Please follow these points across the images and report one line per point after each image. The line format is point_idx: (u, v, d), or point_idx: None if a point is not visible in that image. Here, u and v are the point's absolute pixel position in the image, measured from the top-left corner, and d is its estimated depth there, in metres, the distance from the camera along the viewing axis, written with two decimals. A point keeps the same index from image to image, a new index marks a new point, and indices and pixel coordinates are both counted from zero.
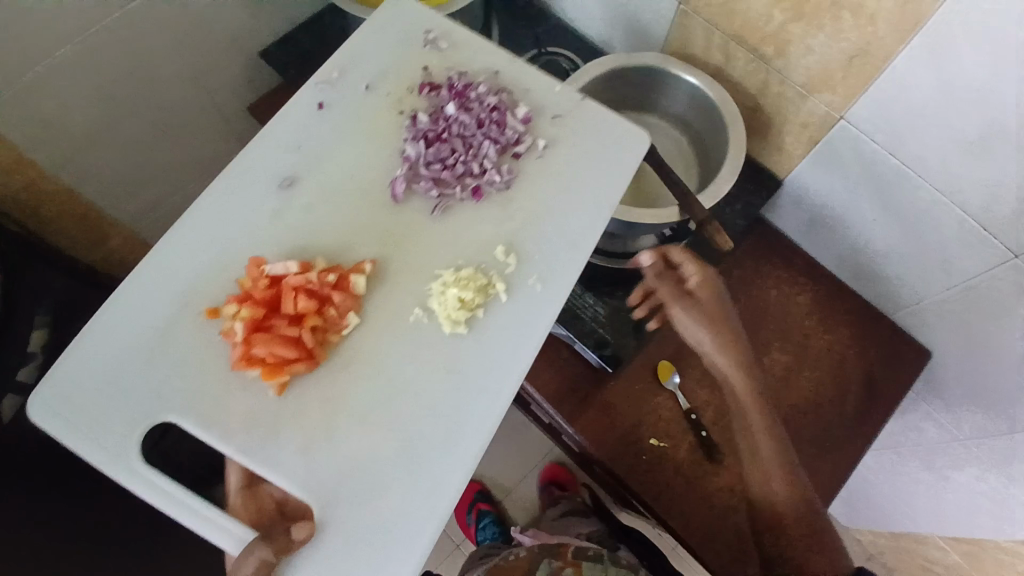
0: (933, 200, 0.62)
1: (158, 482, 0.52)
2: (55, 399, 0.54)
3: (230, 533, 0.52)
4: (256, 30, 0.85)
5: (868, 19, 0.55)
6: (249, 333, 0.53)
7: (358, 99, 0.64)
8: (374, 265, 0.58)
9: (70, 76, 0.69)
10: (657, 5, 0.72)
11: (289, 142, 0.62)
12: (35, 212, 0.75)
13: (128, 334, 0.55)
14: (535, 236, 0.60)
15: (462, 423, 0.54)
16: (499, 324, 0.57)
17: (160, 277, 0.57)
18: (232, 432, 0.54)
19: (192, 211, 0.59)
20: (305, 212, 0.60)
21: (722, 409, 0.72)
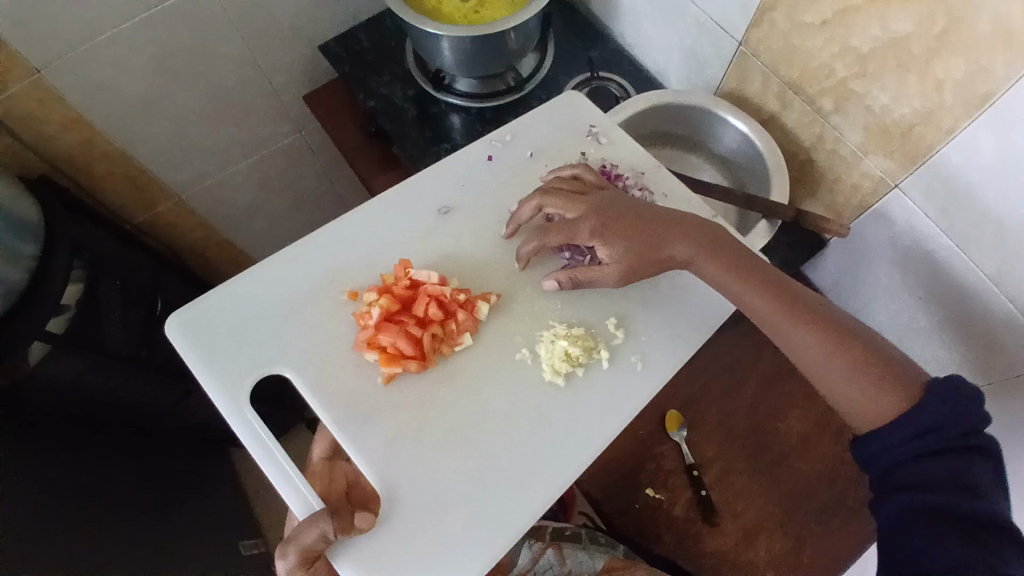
0: (983, 286, 0.57)
1: (254, 427, 0.55)
2: (201, 318, 0.59)
3: (298, 497, 0.52)
4: (321, 23, 0.87)
5: (934, 86, 0.52)
6: (381, 321, 0.56)
7: (521, 165, 0.66)
8: (499, 298, 0.60)
9: (133, 47, 0.73)
10: (716, 43, 0.70)
11: (455, 180, 0.66)
12: (88, 170, 0.81)
13: (274, 297, 0.60)
14: (650, 310, 0.60)
15: (533, 478, 0.54)
16: (596, 390, 0.57)
17: (315, 261, 0.61)
18: (334, 405, 0.56)
19: (360, 222, 0.63)
20: (446, 242, 0.63)
21: (728, 469, 0.67)
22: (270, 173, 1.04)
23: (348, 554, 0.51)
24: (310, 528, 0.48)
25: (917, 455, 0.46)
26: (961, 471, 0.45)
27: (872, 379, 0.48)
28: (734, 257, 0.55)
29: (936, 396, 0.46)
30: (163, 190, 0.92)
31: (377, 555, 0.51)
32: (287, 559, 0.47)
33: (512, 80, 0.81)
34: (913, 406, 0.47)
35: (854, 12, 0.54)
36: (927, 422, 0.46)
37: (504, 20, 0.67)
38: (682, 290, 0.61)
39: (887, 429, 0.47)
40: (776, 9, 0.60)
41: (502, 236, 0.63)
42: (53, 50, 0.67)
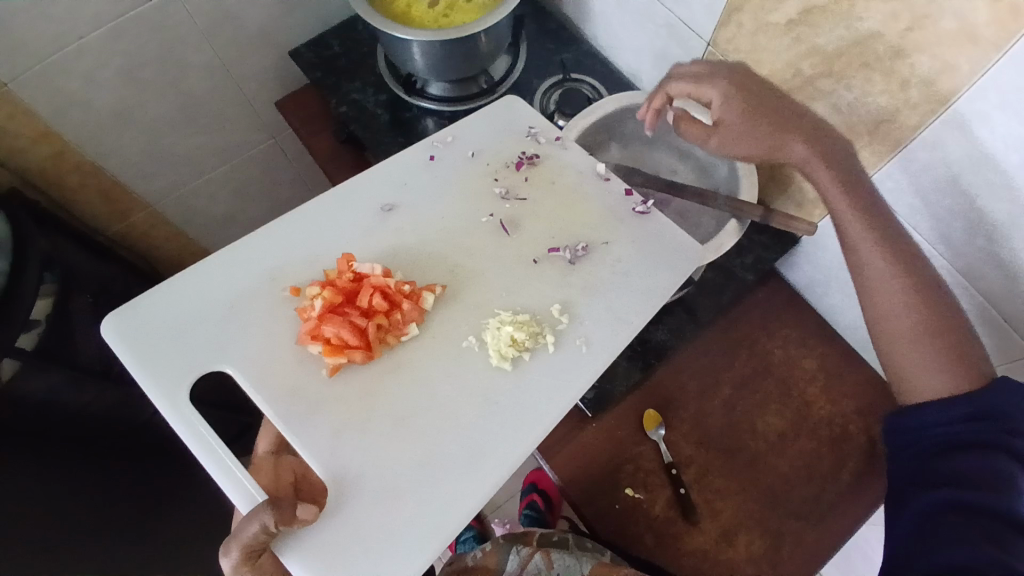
0: (954, 281, 0.58)
1: (195, 423, 0.54)
2: (134, 319, 0.58)
3: (241, 489, 0.51)
4: (292, 28, 0.86)
5: (899, 84, 0.52)
6: (324, 312, 0.56)
7: (464, 165, 0.67)
8: (444, 290, 0.60)
9: (103, 55, 0.72)
10: (686, 43, 0.70)
11: (398, 180, 0.66)
12: (58, 182, 0.80)
13: (211, 294, 0.60)
14: (594, 294, 0.60)
15: (480, 462, 0.53)
16: (541, 373, 0.57)
17: (251, 257, 0.61)
18: (277, 397, 0.56)
19: (298, 218, 0.63)
20: (392, 238, 0.63)
21: (705, 468, 0.68)
22: (244, 180, 1.04)
23: (291, 545, 0.50)
24: (252, 521, 0.46)
25: (961, 444, 0.46)
26: (1002, 468, 0.44)
27: (939, 353, 0.48)
28: (853, 177, 0.52)
29: (1003, 390, 0.46)
30: (135, 201, 0.91)
31: (328, 545, 0.51)
32: (231, 557, 0.47)
33: (484, 83, 0.80)
34: (976, 391, 0.47)
35: (819, 11, 0.54)
36: (986, 412, 0.46)
37: (474, 23, 0.67)
38: (625, 275, 0.61)
39: (941, 406, 0.47)
40: (742, 10, 0.60)
41: (445, 231, 0.63)
42: (22, 62, 0.66)
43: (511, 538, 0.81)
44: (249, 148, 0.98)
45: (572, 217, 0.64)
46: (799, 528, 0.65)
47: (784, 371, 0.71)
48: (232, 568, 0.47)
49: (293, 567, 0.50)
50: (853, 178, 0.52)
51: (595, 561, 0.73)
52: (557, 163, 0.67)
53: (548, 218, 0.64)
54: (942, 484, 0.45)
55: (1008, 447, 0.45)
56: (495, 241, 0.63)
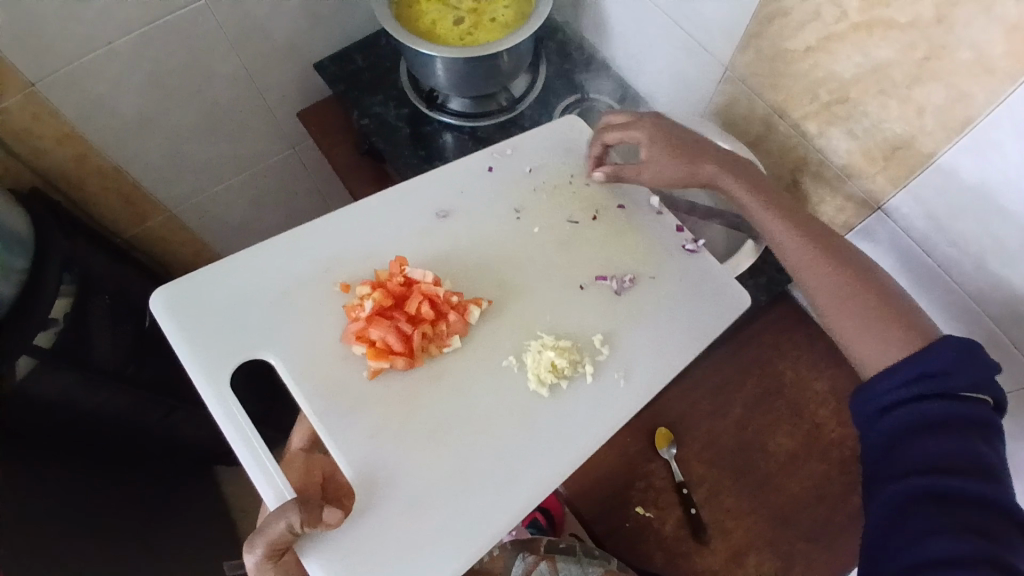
0: (965, 306, 0.58)
1: (234, 411, 0.56)
2: (197, 292, 0.60)
3: (273, 485, 0.52)
4: (316, 42, 0.88)
5: (916, 112, 0.53)
6: (373, 315, 0.58)
7: (516, 179, 0.68)
8: (490, 304, 0.61)
9: (129, 62, 0.73)
10: (704, 67, 0.72)
11: (453, 186, 0.67)
12: (79, 184, 0.81)
13: (269, 283, 0.61)
14: (635, 326, 0.61)
15: (511, 487, 0.54)
16: (577, 402, 0.58)
17: (314, 253, 0.63)
18: (319, 396, 0.57)
19: (358, 216, 0.65)
20: (441, 244, 0.64)
21: (716, 488, 0.68)
22: (262, 189, 1.05)
23: (315, 547, 0.51)
24: (280, 519, 0.48)
25: (921, 419, 0.45)
26: (967, 445, 0.43)
27: (872, 321, 0.51)
28: (763, 186, 0.58)
29: (946, 348, 0.46)
30: (155, 205, 0.92)
31: (352, 550, 0.51)
32: (255, 553, 0.49)
33: (504, 100, 0.82)
34: (916, 356, 0.47)
35: (837, 39, 0.55)
36: (933, 376, 0.46)
37: (497, 43, 0.69)
38: (665, 309, 0.62)
39: (890, 375, 0.47)
40: (761, 36, 0.62)
41: (491, 245, 0.65)
42: (50, 66, 0.68)
43: (517, 541, 0.72)
44: (267, 158, 1.00)
45: (619, 245, 0.65)
46: (806, 551, 0.65)
47: (796, 392, 0.72)
48: (257, 564, 0.49)
49: (315, 571, 0.51)
50: (755, 180, 0.59)
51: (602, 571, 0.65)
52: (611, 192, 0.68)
53: (594, 243, 0.65)
54: (908, 468, 0.44)
55: (967, 416, 0.44)
56: (541, 257, 0.64)
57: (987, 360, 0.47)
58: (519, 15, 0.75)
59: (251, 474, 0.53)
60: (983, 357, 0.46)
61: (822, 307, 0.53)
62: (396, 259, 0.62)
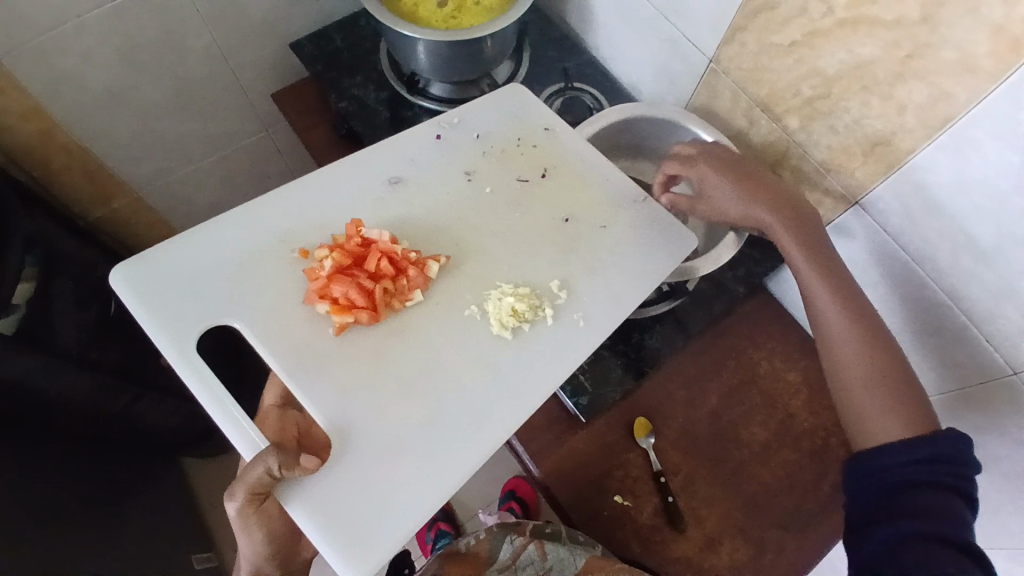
0: (936, 299, 0.60)
1: (202, 374, 0.54)
2: (138, 269, 0.58)
3: (245, 436, 0.51)
4: (292, 20, 0.85)
5: (897, 109, 0.54)
6: (334, 273, 0.57)
7: (467, 146, 0.67)
8: (449, 260, 0.61)
9: (98, 37, 0.70)
10: (687, 58, 0.71)
11: (406, 155, 0.66)
12: (42, 164, 0.78)
13: (216, 252, 0.59)
14: (592, 274, 0.62)
15: (472, 420, 0.55)
16: (539, 344, 0.58)
17: (259, 219, 0.61)
18: (282, 350, 0.56)
19: (303, 182, 0.63)
20: (399, 208, 0.63)
21: (692, 476, 0.69)
22: (232, 172, 1.02)
23: (295, 494, 0.51)
24: (256, 464, 0.47)
25: (917, 481, 0.48)
26: (956, 506, 0.46)
27: (888, 399, 0.52)
28: (818, 249, 0.58)
29: (955, 442, 0.49)
30: (120, 187, 0.89)
31: (329, 496, 0.51)
32: (236, 499, 0.49)
33: (486, 86, 0.81)
34: (929, 439, 0.49)
35: (822, 35, 0.56)
36: (943, 457, 0.48)
37: (481, 27, 0.68)
38: (619, 256, 0.62)
39: (903, 449, 0.49)
40: (747, 29, 0.62)
41: (447, 206, 0.64)
42: (15, 38, 0.64)
43: (504, 525, 0.81)
44: (238, 139, 0.97)
45: (571, 197, 0.65)
46: (780, 537, 0.67)
47: (769, 381, 0.73)
48: (237, 509, 0.50)
49: (298, 516, 0.50)
50: (812, 241, 0.58)
51: (588, 555, 0.71)
52: (563, 158, 0.67)
53: (552, 198, 0.65)
54: (905, 514, 0.46)
55: (957, 489, 0.47)
56: (499, 214, 0.64)
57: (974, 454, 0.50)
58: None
59: (222, 426, 0.52)
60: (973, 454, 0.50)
61: (844, 371, 0.54)
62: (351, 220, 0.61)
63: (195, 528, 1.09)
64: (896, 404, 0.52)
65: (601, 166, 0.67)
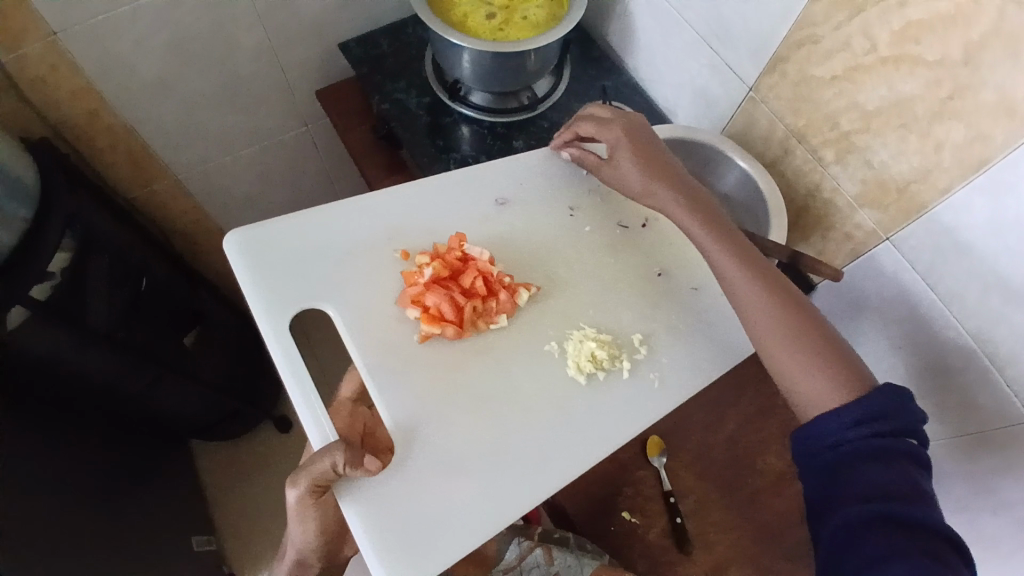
0: (962, 342, 0.59)
1: (292, 355, 0.56)
2: (267, 233, 0.60)
3: (320, 428, 0.53)
4: (342, 22, 0.87)
5: (933, 147, 0.54)
6: (430, 283, 0.59)
7: (573, 182, 0.69)
8: (538, 291, 0.62)
9: (155, 23, 0.72)
10: (727, 85, 0.73)
11: (515, 175, 0.68)
12: (89, 141, 0.80)
13: (335, 238, 0.61)
14: (673, 335, 0.62)
15: (542, 474, 0.54)
16: (612, 397, 0.58)
17: (380, 218, 0.63)
18: (368, 350, 0.57)
19: (421, 189, 0.65)
20: (496, 229, 0.64)
21: (703, 500, 0.68)
22: (269, 166, 1.04)
23: (352, 493, 0.52)
24: (324, 457, 0.50)
25: (869, 449, 0.47)
26: (910, 475, 0.46)
27: (819, 361, 0.52)
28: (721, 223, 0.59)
29: (883, 396, 0.49)
30: (161, 170, 0.91)
31: (383, 499, 0.52)
32: (299, 487, 0.51)
33: (525, 99, 0.83)
34: (859, 399, 0.49)
35: (864, 70, 0.57)
36: (880, 416, 0.48)
37: (528, 41, 0.69)
38: (703, 325, 0.63)
39: (838, 414, 0.49)
40: (788, 60, 0.63)
41: (543, 235, 0.65)
42: (77, 17, 0.67)
43: (514, 528, 0.74)
44: (278, 133, 0.99)
45: (665, 253, 0.66)
46: (787, 570, 0.66)
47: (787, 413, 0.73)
48: (298, 496, 0.52)
49: (348, 512, 0.51)
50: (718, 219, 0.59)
51: (597, 564, 0.66)
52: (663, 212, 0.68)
53: (644, 250, 0.66)
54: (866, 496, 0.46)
55: (907, 454, 0.47)
56: (589, 252, 0.65)
57: (915, 403, 0.50)
58: (550, 16, 0.76)
59: (300, 413, 0.53)
60: (916, 403, 0.50)
61: (764, 343, 0.55)
62: (453, 233, 0.62)
63: (197, 515, 1.10)
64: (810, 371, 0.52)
65: None
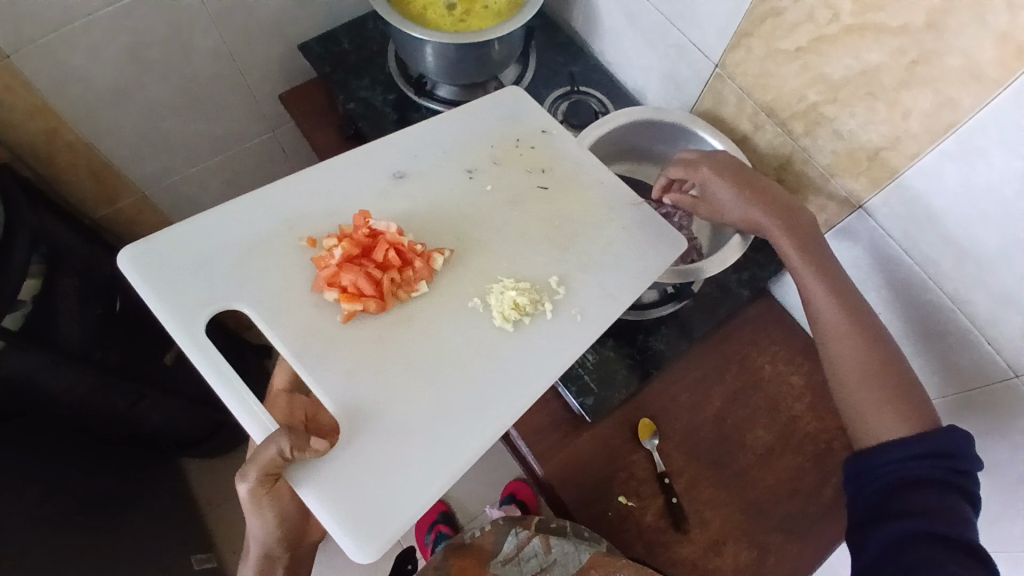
0: (941, 304, 0.60)
1: (211, 354, 0.55)
2: (150, 253, 0.58)
3: (254, 420, 0.52)
4: (300, 21, 0.85)
5: (902, 115, 0.54)
6: (342, 262, 0.58)
7: (467, 142, 0.68)
8: (452, 253, 0.62)
9: (107, 35, 0.70)
10: (694, 62, 0.72)
11: (409, 149, 0.67)
12: (50, 161, 0.78)
13: (222, 238, 0.60)
14: (589, 271, 0.63)
15: (483, 418, 0.55)
16: (540, 337, 0.59)
17: (266, 205, 0.62)
18: (290, 335, 0.57)
19: (310, 169, 0.64)
20: (402, 200, 0.64)
21: (696, 479, 0.69)
22: (236, 172, 1.02)
23: (307, 477, 0.51)
24: (268, 445, 0.48)
25: (918, 479, 0.49)
26: (952, 503, 0.47)
27: (886, 392, 0.53)
28: (815, 249, 0.59)
29: (949, 436, 0.50)
30: (125, 184, 0.89)
31: (337, 477, 0.52)
32: (248, 480, 0.49)
33: (493, 89, 0.83)
34: (920, 436, 0.50)
35: (829, 41, 0.56)
36: (935, 454, 0.49)
37: (490, 31, 0.68)
38: (614, 258, 0.63)
39: (897, 446, 0.50)
40: (753, 35, 0.63)
41: (456, 201, 0.65)
42: (27, 33, 0.64)
43: (511, 520, 0.78)
44: (244, 138, 0.97)
45: (567, 203, 0.66)
46: (784, 540, 0.67)
47: (773, 385, 0.73)
48: (250, 489, 0.50)
49: (307, 497, 0.51)
50: (809, 242, 0.59)
51: (594, 551, 0.66)
52: (564, 166, 0.68)
53: (551, 203, 0.66)
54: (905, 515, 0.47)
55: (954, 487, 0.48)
56: (499, 210, 0.65)
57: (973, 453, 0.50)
58: (512, 3, 0.75)
59: (231, 408, 0.52)
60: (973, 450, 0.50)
61: (845, 376, 0.55)
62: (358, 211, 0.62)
63: (193, 532, 1.09)
64: (899, 400, 0.53)
65: (597, 169, 0.68)
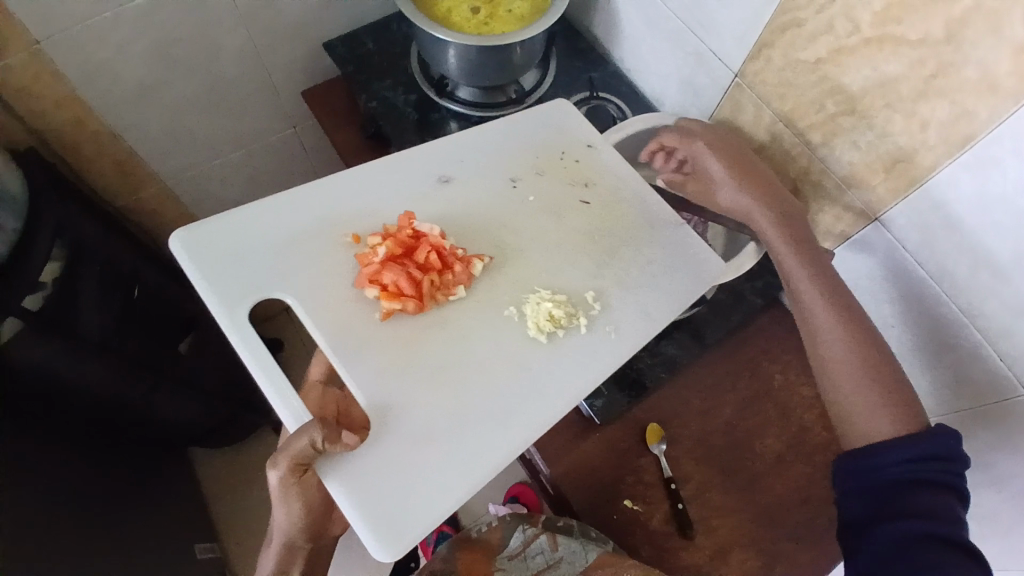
0: (955, 317, 0.60)
1: (251, 342, 0.55)
2: (202, 233, 0.59)
3: (289, 409, 0.52)
4: (324, 21, 0.87)
5: (919, 126, 0.55)
6: (385, 260, 0.59)
7: (513, 154, 0.69)
8: (491, 260, 0.63)
9: (136, 29, 0.72)
10: (713, 71, 0.73)
11: (454, 155, 0.68)
12: (75, 150, 0.80)
13: (272, 230, 0.61)
14: (623, 285, 0.63)
15: (510, 429, 0.55)
16: (572, 352, 0.60)
17: (316, 203, 0.63)
18: (327, 331, 0.58)
19: (359, 170, 0.65)
20: (442, 205, 0.65)
21: (704, 485, 0.69)
22: (256, 168, 1.04)
23: (332, 468, 0.52)
24: (302, 435, 0.49)
25: (912, 478, 0.49)
26: (946, 504, 0.47)
27: (876, 394, 0.54)
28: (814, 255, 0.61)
29: (945, 439, 0.50)
30: (147, 176, 0.91)
31: (363, 474, 0.52)
32: (279, 468, 0.50)
33: (514, 92, 0.83)
34: (917, 437, 0.50)
35: (848, 52, 0.57)
36: (930, 455, 0.49)
37: (513, 34, 0.69)
38: (649, 275, 0.64)
39: (895, 446, 0.50)
40: (773, 45, 0.64)
41: (494, 208, 0.66)
42: (59, 24, 0.66)
43: (517, 515, 0.76)
44: (265, 134, 0.98)
45: (606, 217, 0.66)
46: (790, 549, 0.67)
47: (784, 394, 0.73)
48: (280, 477, 0.51)
49: (331, 487, 0.51)
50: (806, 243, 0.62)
51: (601, 551, 0.65)
52: (606, 178, 0.69)
53: (591, 216, 0.66)
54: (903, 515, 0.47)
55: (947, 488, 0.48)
56: (535, 219, 0.66)
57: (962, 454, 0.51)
58: (534, 9, 0.76)
59: (269, 395, 0.53)
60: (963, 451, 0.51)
61: (835, 370, 0.56)
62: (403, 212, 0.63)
63: (198, 523, 1.09)
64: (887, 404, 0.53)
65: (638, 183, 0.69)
